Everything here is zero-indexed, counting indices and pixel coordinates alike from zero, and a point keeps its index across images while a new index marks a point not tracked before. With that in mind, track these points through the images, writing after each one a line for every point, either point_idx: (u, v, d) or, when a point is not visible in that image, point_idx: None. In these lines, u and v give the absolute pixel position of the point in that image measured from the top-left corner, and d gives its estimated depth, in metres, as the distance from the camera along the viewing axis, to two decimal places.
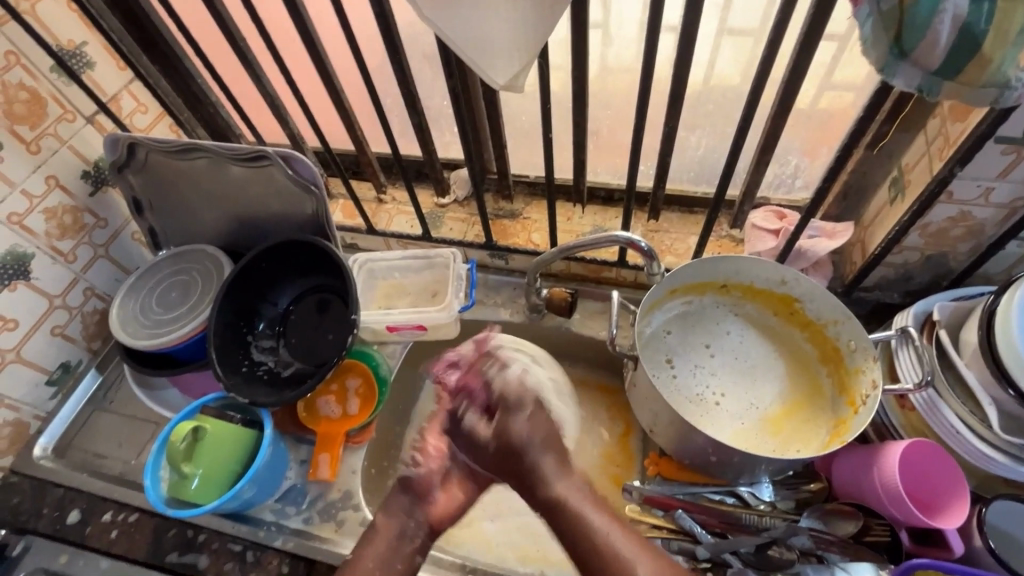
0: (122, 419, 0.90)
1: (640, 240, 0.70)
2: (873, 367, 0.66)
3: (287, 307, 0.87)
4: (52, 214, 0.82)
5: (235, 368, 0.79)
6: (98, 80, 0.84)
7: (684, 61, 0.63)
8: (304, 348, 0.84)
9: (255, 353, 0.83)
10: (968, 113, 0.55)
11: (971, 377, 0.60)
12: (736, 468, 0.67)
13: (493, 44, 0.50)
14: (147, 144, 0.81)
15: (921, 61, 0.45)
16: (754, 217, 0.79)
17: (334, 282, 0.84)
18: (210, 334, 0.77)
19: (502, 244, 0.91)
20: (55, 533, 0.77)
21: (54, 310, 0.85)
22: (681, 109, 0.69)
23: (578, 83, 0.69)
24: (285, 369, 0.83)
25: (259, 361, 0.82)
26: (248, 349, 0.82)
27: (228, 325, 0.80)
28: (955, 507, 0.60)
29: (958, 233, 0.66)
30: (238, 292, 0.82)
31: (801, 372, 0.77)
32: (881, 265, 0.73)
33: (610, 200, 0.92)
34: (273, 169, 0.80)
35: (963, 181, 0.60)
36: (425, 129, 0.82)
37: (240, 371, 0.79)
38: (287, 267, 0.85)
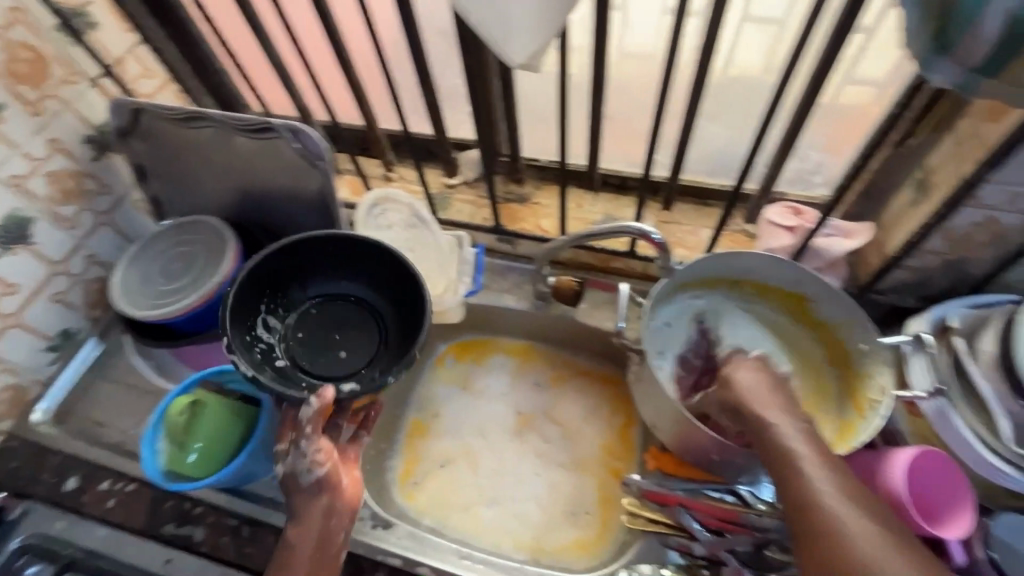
0: (120, 388, 0.89)
1: (653, 232, 0.68)
2: (883, 372, 0.65)
3: (313, 301, 0.79)
4: (54, 178, 0.80)
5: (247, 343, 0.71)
6: (104, 42, 0.81)
7: (710, 48, 0.61)
8: (312, 349, 0.77)
9: (269, 323, 0.76)
10: (1005, 113, 0.53)
11: (985, 387, 0.58)
12: (738, 466, 0.66)
13: (513, 22, 0.48)
14: (151, 109, 0.80)
15: (965, 57, 0.43)
16: (770, 212, 0.76)
17: (373, 296, 0.79)
18: (238, 282, 0.70)
19: (511, 229, 0.90)
20: (55, 498, 0.78)
21: (55, 276, 0.84)
22: (703, 99, 0.67)
23: (597, 66, 0.66)
24: (285, 360, 0.75)
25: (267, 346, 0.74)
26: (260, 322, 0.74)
27: (253, 295, 0.73)
28: (960, 517, 0.59)
29: (982, 238, 0.64)
30: (278, 265, 0.75)
31: (809, 372, 0.76)
32: (899, 268, 0.71)
33: (624, 186, 0.89)
34: (279, 143, 0.79)
35: (994, 185, 0.58)
36: (436, 107, 0.80)
37: (247, 347, 0.71)
38: (331, 260, 0.78)
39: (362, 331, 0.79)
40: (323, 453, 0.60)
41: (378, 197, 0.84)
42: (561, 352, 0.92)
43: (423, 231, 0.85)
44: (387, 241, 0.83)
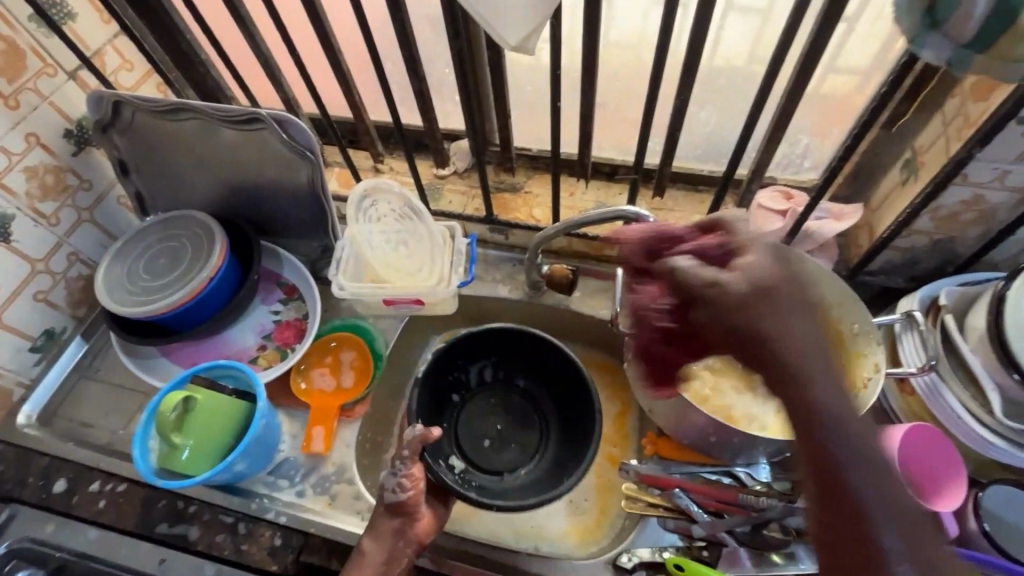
0: (108, 387, 0.87)
1: (648, 216, 0.68)
2: (875, 350, 0.67)
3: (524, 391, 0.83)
4: (33, 173, 0.78)
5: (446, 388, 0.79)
6: (81, 33, 0.79)
7: (701, 31, 0.61)
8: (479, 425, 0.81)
9: (475, 372, 0.81)
10: (992, 91, 0.54)
11: (973, 360, 0.60)
12: (735, 448, 0.67)
13: (505, 2, 0.47)
14: (133, 102, 0.77)
15: (954, 32, 0.43)
16: (761, 197, 0.77)
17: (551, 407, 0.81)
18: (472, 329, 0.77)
19: (503, 219, 0.89)
20: (42, 502, 0.76)
21: (37, 274, 0.82)
22: (694, 84, 0.67)
23: (588, 51, 0.66)
24: (461, 400, 0.82)
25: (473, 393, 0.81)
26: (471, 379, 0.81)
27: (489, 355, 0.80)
28: (953, 490, 0.60)
29: (968, 217, 0.65)
30: (519, 345, 0.78)
31: None
32: (888, 249, 0.72)
33: (614, 175, 0.90)
34: (267, 134, 0.77)
35: (980, 163, 0.58)
36: (426, 96, 0.79)
37: (443, 383, 0.79)
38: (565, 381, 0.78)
39: (534, 430, 0.82)
40: (411, 479, 0.64)
41: (367, 188, 0.81)
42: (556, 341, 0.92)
43: (416, 223, 0.84)
44: (380, 234, 0.83)
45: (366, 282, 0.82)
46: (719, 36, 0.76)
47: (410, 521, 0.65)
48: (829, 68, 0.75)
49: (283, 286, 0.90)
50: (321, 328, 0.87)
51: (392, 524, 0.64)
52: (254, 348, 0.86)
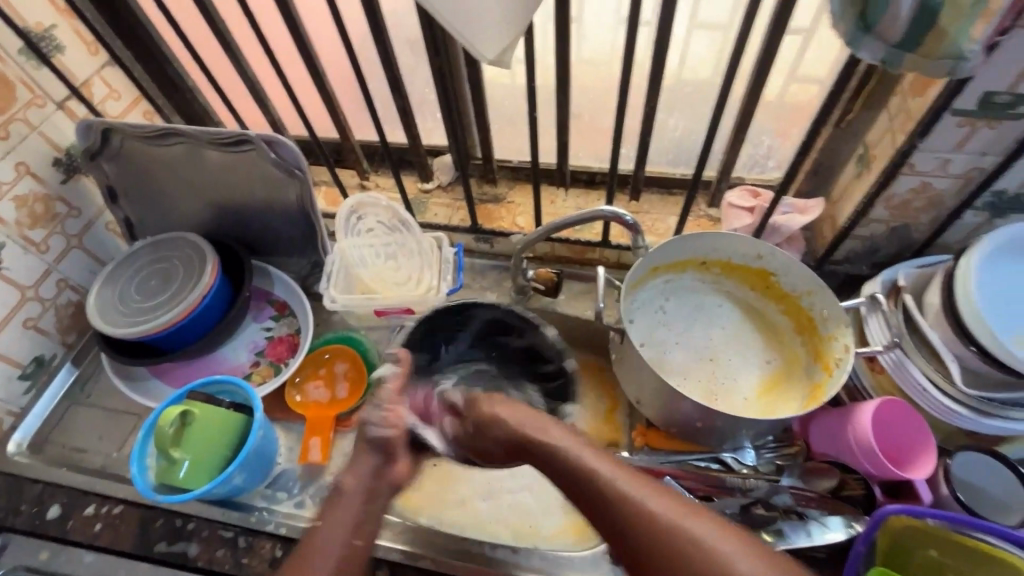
0: (101, 412, 0.87)
1: (625, 214, 0.71)
2: (844, 333, 0.71)
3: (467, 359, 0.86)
4: (22, 202, 0.79)
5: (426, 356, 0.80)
6: (69, 64, 0.81)
7: (663, 43, 0.65)
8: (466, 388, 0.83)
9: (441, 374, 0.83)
10: (927, 87, 0.59)
11: (933, 334, 0.64)
12: (721, 432, 0.70)
13: (483, 20, 0.51)
14: (121, 129, 0.79)
15: (885, 34, 0.48)
16: (730, 196, 0.82)
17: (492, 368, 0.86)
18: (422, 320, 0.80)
19: (488, 228, 0.92)
20: (36, 529, 0.75)
21: (27, 302, 0.82)
22: (660, 94, 0.72)
23: (561, 65, 0.70)
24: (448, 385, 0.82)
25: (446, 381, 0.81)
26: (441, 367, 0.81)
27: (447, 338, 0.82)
28: (924, 459, 0.64)
29: (919, 204, 0.70)
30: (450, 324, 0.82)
31: (778, 342, 0.81)
32: (850, 238, 0.77)
33: (592, 182, 0.94)
34: (255, 154, 0.80)
35: (924, 153, 0.64)
36: (408, 113, 0.83)
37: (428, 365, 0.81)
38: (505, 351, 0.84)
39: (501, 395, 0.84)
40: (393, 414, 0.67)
41: (355, 203, 0.84)
42: None
43: (405, 235, 0.86)
44: (370, 249, 0.87)
45: (357, 293, 0.84)
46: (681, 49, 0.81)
47: (390, 461, 0.66)
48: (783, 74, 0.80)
49: (274, 303, 0.92)
50: (314, 342, 0.88)
51: (368, 468, 0.64)
52: (247, 364, 0.87)
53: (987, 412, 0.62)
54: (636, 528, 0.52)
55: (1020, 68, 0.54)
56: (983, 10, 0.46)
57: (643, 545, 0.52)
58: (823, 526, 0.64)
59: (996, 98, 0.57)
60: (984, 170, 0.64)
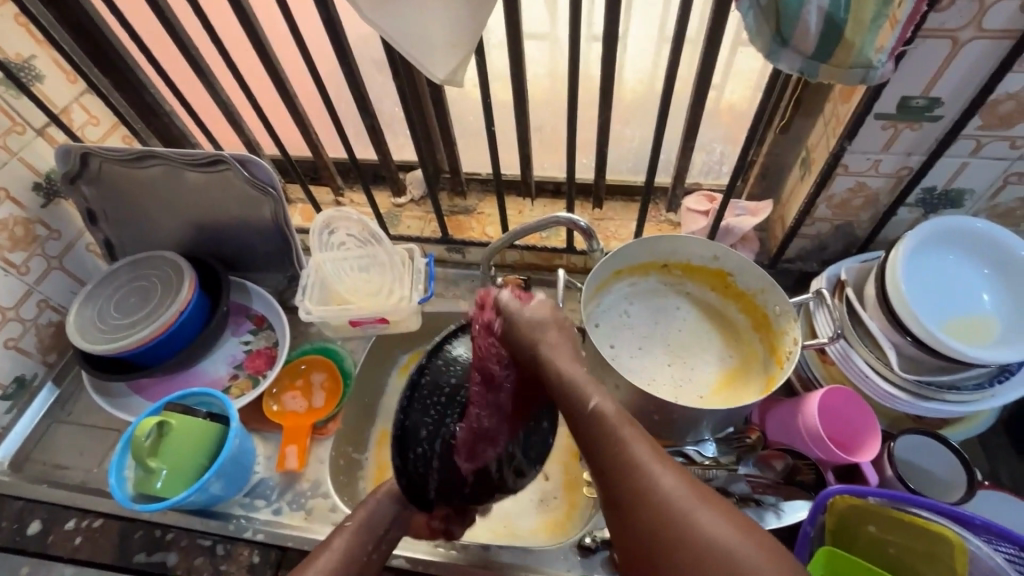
0: (81, 429, 0.89)
1: (580, 220, 0.75)
2: (794, 326, 0.74)
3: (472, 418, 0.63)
4: (3, 226, 0.82)
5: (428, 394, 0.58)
6: (48, 92, 0.84)
7: (610, 58, 0.70)
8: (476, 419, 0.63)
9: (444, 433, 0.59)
10: (852, 93, 0.63)
11: (872, 324, 0.68)
12: (681, 426, 0.73)
13: (430, 43, 0.55)
14: (99, 153, 0.83)
15: (800, 46, 0.52)
16: (687, 201, 0.86)
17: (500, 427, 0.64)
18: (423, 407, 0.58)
19: (458, 238, 0.96)
20: (16, 545, 0.76)
21: (7, 322, 0.84)
22: (611, 105, 0.76)
23: (516, 80, 0.74)
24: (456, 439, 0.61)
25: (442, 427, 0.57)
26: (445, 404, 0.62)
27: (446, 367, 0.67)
28: (869, 442, 0.67)
29: (858, 203, 0.74)
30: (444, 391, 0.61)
31: (737, 339, 0.85)
32: (798, 237, 0.81)
33: (558, 192, 0.97)
34: (229, 173, 0.83)
35: (855, 155, 0.68)
36: (377, 130, 0.86)
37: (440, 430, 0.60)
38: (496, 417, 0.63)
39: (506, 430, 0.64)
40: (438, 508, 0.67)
41: (327, 218, 0.87)
42: None
43: (376, 247, 0.89)
44: (344, 263, 0.89)
45: (332, 305, 0.88)
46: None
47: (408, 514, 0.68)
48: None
49: (252, 317, 0.94)
50: (291, 353, 0.91)
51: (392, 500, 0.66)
52: (226, 378, 0.90)
53: (925, 396, 0.66)
54: (619, 477, 0.45)
55: (930, 74, 0.58)
56: (884, 23, 0.50)
57: (622, 485, 0.45)
58: (782, 511, 0.67)
59: (913, 102, 0.61)
60: (912, 169, 0.69)
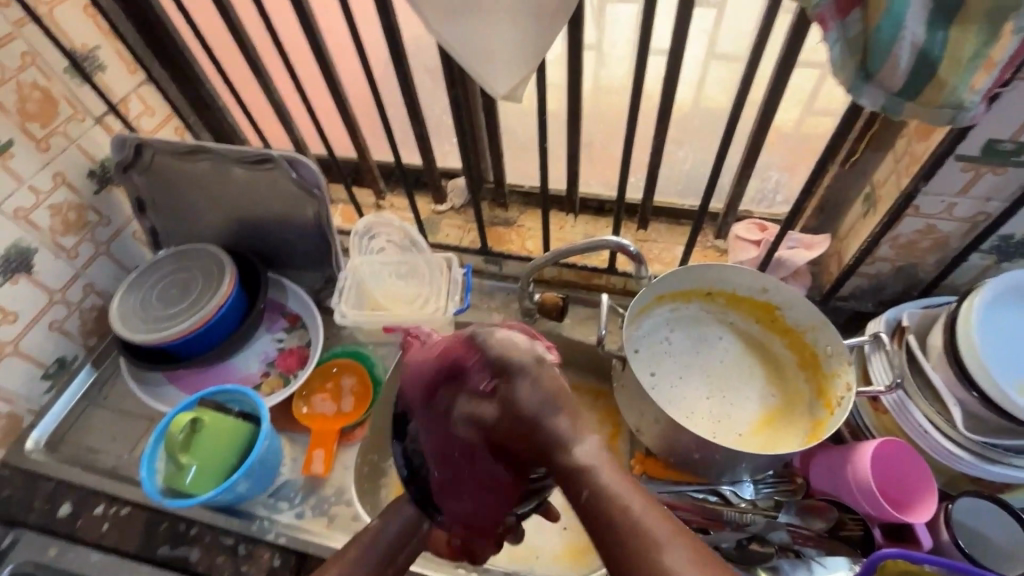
0: (116, 414, 0.90)
1: (629, 244, 0.72)
2: (847, 371, 0.71)
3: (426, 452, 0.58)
4: (57, 211, 0.83)
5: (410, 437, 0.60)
6: (109, 82, 0.86)
7: (673, 78, 0.67)
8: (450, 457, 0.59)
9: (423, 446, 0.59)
10: (931, 132, 0.60)
11: (937, 378, 0.64)
12: (719, 465, 0.69)
13: (495, 58, 0.54)
14: (153, 144, 0.84)
15: (885, 82, 0.49)
16: (737, 229, 0.83)
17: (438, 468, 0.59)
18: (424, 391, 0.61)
19: (497, 250, 0.95)
20: (47, 526, 0.77)
21: (53, 304, 0.86)
22: (669, 127, 0.73)
23: (571, 97, 0.73)
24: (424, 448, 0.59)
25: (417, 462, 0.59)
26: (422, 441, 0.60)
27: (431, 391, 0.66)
28: (925, 501, 0.63)
29: (925, 245, 0.70)
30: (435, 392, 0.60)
31: (781, 377, 0.81)
32: (856, 275, 0.77)
33: (601, 210, 0.95)
34: (277, 172, 0.83)
35: (929, 196, 0.64)
36: (426, 137, 0.86)
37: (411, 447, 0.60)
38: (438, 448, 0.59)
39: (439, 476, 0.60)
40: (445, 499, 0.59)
41: (368, 223, 0.88)
42: None
43: (414, 253, 0.89)
44: (381, 267, 0.89)
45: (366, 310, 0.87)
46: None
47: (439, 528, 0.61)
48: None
49: (287, 315, 0.95)
50: (323, 355, 0.91)
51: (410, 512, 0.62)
52: (258, 374, 0.90)
53: (989, 458, 0.62)
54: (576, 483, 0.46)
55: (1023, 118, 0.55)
56: (983, 63, 0.47)
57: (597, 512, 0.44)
58: (823, 566, 0.63)
59: (999, 145, 0.58)
60: (990, 215, 0.65)
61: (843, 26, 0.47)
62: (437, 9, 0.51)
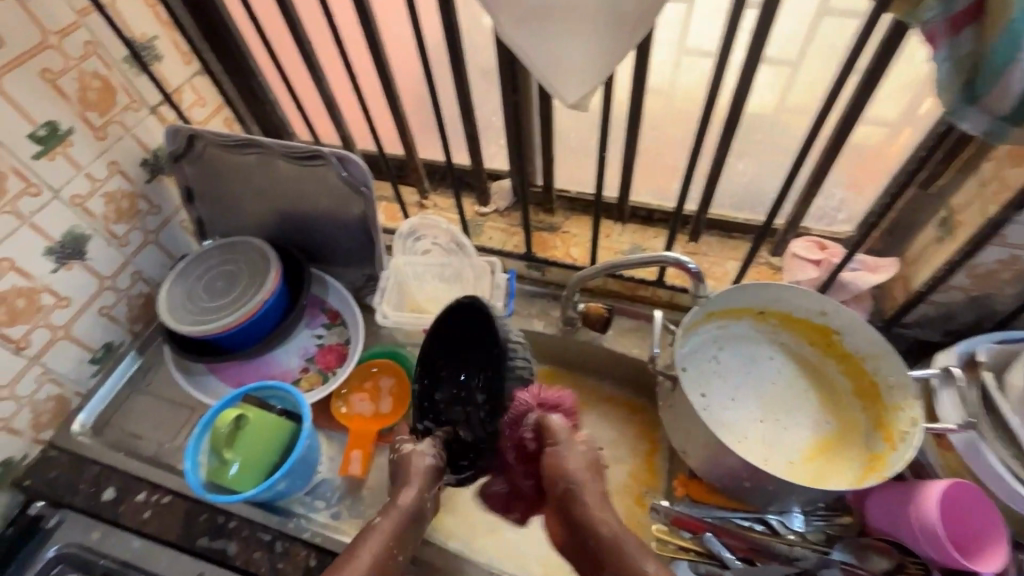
0: (157, 400, 0.91)
1: (688, 261, 0.69)
2: (913, 405, 0.67)
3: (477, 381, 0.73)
4: (110, 198, 0.84)
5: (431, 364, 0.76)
6: (165, 72, 0.86)
7: (745, 88, 0.64)
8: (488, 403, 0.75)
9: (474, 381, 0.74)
10: None
11: (1015, 420, 0.60)
12: (770, 495, 0.67)
13: (567, 66, 0.52)
14: (205, 136, 0.84)
15: (991, 106, 0.45)
16: (795, 246, 0.80)
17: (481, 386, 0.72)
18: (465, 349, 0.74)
19: (541, 256, 0.93)
20: (91, 509, 0.79)
21: (103, 291, 0.87)
22: (734, 138, 0.70)
23: (632, 105, 0.70)
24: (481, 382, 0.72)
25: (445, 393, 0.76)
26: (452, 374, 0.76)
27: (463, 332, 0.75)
28: (994, 549, 0.60)
29: (1006, 276, 0.66)
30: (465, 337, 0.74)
31: (836, 404, 0.78)
32: (924, 302, 0.73)
33: (650, 220, 0.92)
34: (326, 169, 0.83)
35: (1017, 226, 0.60)
36: (476, 138, 0.85)
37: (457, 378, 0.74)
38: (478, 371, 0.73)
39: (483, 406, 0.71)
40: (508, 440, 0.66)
41: (414, 225, 0.87)
42: (588, 377, 0.93)
43: (458, 255, 0.88)
44: (423, 269, 0.88)
45: (407, 312, 0.86)
46: (770, 88, 0.77)
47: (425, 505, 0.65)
48: (867, 119, 0.75)
49: (327, 312, 0.95)
50: (362, 354, 0.90)
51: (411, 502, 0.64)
52: (297, 370, 0.90)
53: None
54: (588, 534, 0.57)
55: None
56: None
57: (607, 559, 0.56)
58: None
59: None
60: None
61: (954, 45, 0.43)
62: (513, 15, 0.49)
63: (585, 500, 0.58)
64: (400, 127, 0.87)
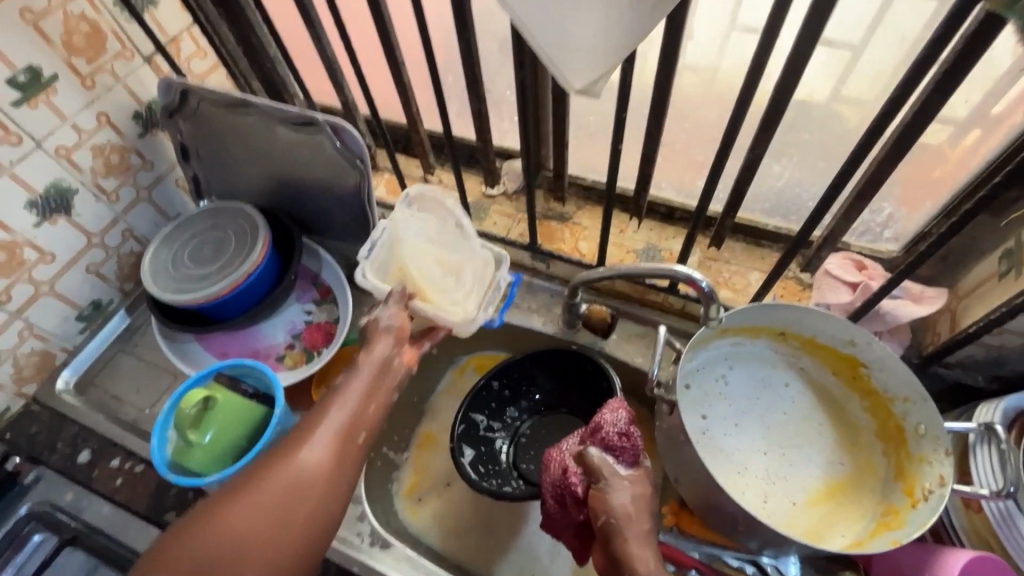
0: (142, 364, 0.90)
1: (700, 279, 0.60)
2: (943, 461, 0.60)
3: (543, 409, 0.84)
4: (99, 152, 0.80)
5: (510, 377, 0.83)
6: (160, 19, 0.80)
7: (791, 82, 0.55)
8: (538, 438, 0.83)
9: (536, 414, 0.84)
10: None
11: None
12: (763, 540, 0.60)
13: (576, 43, 0.44)
14: (200, 92, 0.78)
15: None
16: (830, 264, 0.71)
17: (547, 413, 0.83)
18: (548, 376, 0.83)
19: (546, 248, 0.85)
20: (67, 470, 0.79)
21: (92, 248, 0.84)
22: (773, 137, 0.61)
23: (658, 90, 0.61)
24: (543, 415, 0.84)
25: (514, 414, 0.84)
26: (525, 395, 0.84)
27: (549, 364, 0.82)
28: None
29: None
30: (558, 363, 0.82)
31: (855, 443, 0.71)
32: (973, 343, 0.63)
33: (670, 217, 0.84)
34: (322, 137, 0.76)
35: None
36: (484, 114, 0.77)
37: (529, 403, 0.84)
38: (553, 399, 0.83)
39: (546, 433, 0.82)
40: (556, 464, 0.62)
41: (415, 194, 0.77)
42: None
43: (462, 238, 0.78)
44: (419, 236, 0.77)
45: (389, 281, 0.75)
46: None
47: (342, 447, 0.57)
48: None
49: (319, 286, 0.90)
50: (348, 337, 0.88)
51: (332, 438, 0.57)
52: (282, 346, 0.87)
53: None
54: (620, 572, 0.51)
55: None
56: None
57: None
58: None
59: None
60: None
61: None
62: None
63: (626, 535, 0.52)
64: (403, 95, 0.80)
